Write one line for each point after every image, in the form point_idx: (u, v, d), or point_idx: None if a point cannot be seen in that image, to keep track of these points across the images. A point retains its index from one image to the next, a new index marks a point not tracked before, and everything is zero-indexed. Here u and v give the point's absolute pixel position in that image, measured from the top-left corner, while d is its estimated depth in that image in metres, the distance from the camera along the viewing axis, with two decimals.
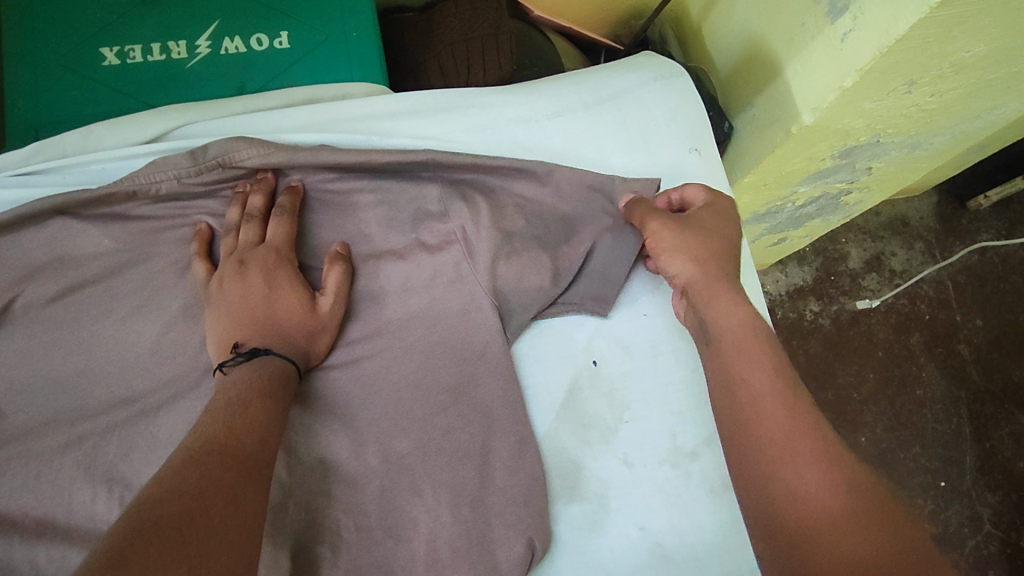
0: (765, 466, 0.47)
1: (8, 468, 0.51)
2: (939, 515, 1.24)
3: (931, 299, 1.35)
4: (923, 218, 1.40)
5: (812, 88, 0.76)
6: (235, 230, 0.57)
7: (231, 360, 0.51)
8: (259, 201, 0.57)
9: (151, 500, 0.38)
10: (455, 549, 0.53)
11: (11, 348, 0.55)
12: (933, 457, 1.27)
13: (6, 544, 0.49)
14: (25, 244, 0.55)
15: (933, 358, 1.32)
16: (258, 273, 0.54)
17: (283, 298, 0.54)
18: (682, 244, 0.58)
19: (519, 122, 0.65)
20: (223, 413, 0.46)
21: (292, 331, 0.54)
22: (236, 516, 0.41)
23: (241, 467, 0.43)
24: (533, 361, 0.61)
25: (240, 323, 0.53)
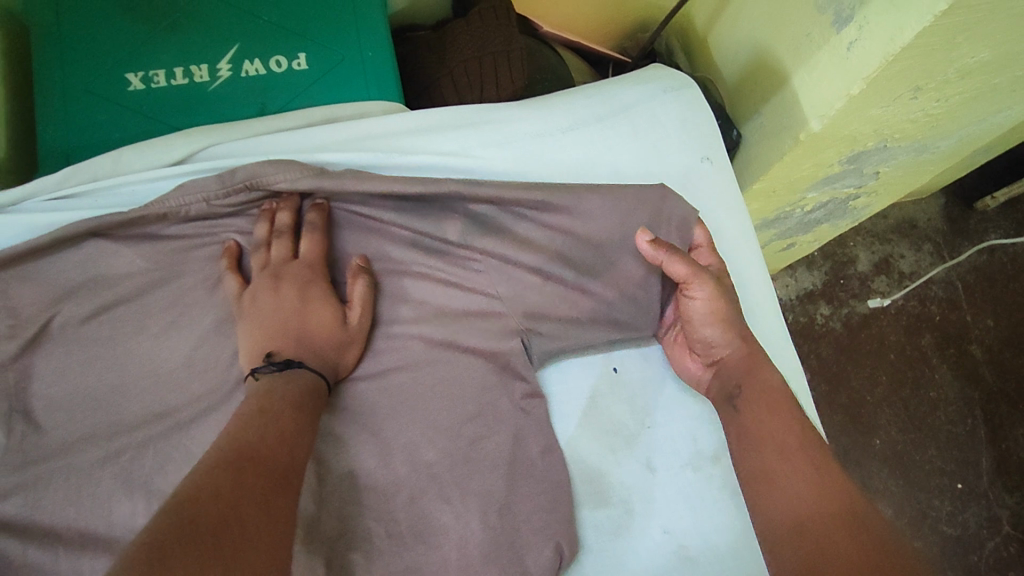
0: (772, 486, 0.51)
1: (48, 482, 0.53)
2: (957, 518, 1.24)
3: (942, 300, 1.35)
4: (931, 220, 1.41)
5: (819, 96, 0.78)
6: (266, 246, 0.58)
7: (263, 367, 0.53)
8: (287, 218, 0.58)
9: (186, 501, 0.40)
10: (485, 554, 0.54)
11: (49, 368, 0.56)
12: (950, 459, 1.27)
13: (51, 555, 0.51)
14: (61, 265, 0.57)
15: (946, 359, 1.32)
16: (292, 288, 0.56)
17: (316, 313, 0.56)
18: (731, 321, 0.59)
19: (534, 136, 0.67)
20: (255, 424, 0.47)
21: (324, 346, 0.56)
22: (267, 523, 0.42)
23: (277, 478, 0.45)
24: (557, 370, 0.63)
25: (274, 337, 0.54)
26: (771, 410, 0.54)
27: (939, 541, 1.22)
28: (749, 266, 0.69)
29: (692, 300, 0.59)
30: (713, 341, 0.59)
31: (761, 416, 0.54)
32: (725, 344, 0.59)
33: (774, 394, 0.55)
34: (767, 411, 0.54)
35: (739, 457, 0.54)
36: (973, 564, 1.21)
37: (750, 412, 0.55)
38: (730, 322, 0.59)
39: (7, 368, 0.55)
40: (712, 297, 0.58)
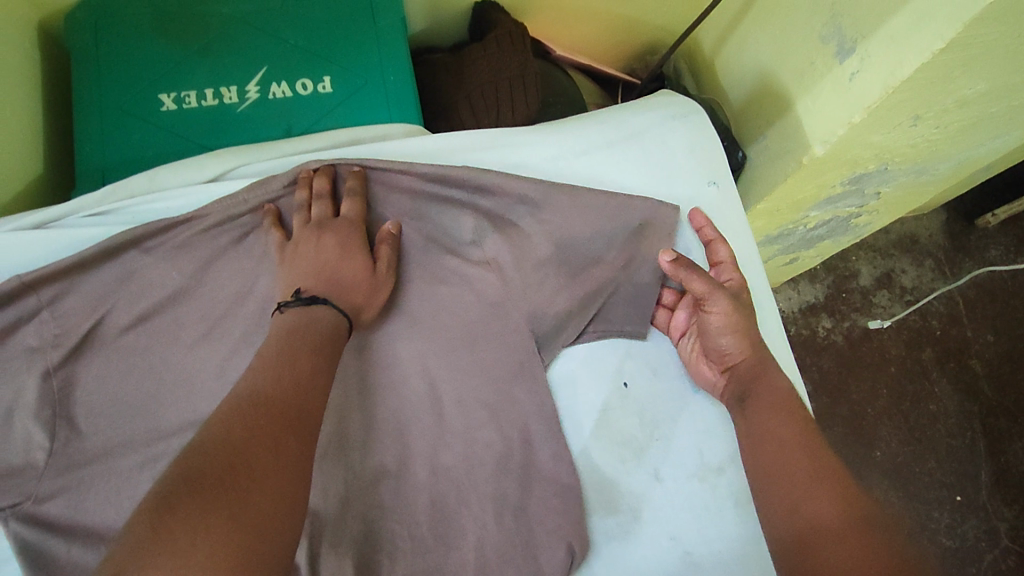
0: (791, 496, 0.52)
1: (91, 484, 0.56)
2: (956, 530, 1.26)
3: (942, 315, 1.38)
4: (932, 236, 1.43)
5: (821, 122, 0.81)
6: (306, 207, 0.61)
7: (289, 302, 0.55)
8: (326, 183, 0.61)
9: (199, 447, 0.42)
10: (500, 553, 0.58)
11: (90, 374, 0.59)
12: (948, 472, 1.30)
13: (97, 552, 0.54)
14: (98, 277, 0.60)
15: (946, 373, 1.35)
16: (333, 238, 0.59)
17: (352, 259, 0.59)
18: (746, 331, 0.62)
19: (550, 160, 0.70)
20: (272, 367, 0.49)
21: (353, 287, 0.58)
22: (277, 464, 0.44)
23: (290, 424, 0.46)
24: (567, 384, 0.66)
25: (303, 280, 0.57)
26: (787, 415, 0.57)
27: (939, 552, 1.25)
28: (753, 285, 0.72)
29: (710, 312, 0.62)
30: (728, 349, 0.62)
31: (771, 426, 0.57)
32: (740, 351, 0.61)
33: (783, 402, 0.58)
34: (774, 419, 0.57)
35: (749, 462, 0.57)
36: None
37: (760, 421, 0.58)
38: (745, 332, 0.62)
39: (51, 376, 0.58)
40: (728, 312, 0.61)
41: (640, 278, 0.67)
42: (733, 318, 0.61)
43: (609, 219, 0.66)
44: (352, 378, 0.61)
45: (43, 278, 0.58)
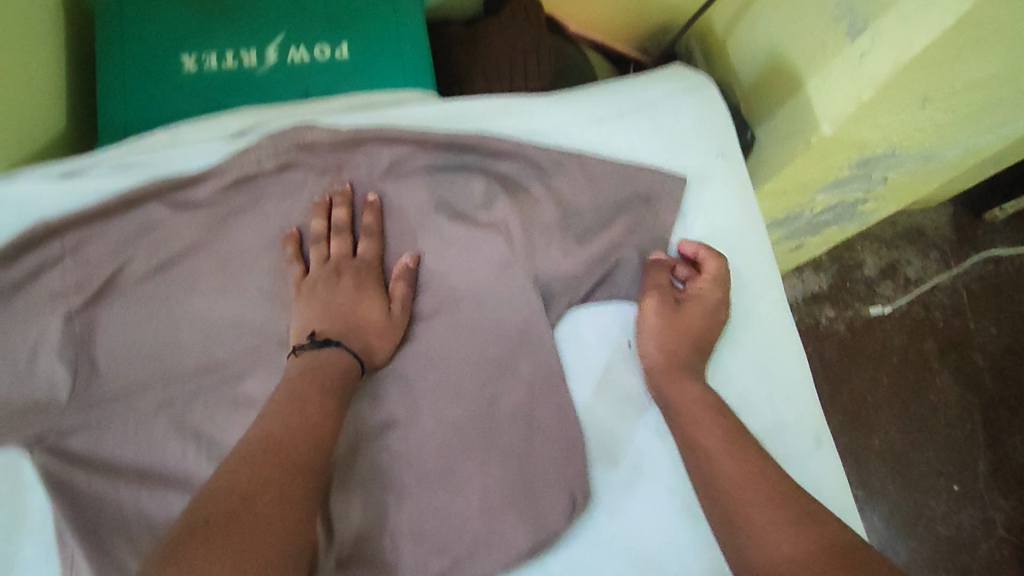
0: (749, 524, 0.54)
1: (110, 423, 0.58)
2: (952, 518, 1.28)
3: (946, 306, 1.40)
4: (939, 228, 1.45)
5: (831, 102, 0.82)
6: (326, 240, 0.64)
7: (304, 345, 0.59)
8: (343, 214, 0.64)
9: (207, 499, 0.46)
10: (504, 500, 0.59)
11: (109, 318, 0.61)
12: (946, 461, 1.31)
13: (113, 487, 0.56)
14: (121, 226, 0.62)
15: (947, 363, 1.36)
16: (349, 283, 0.63)
17: (365, 295, 0.62)
18: (663, 334, 0.66)
19: (561, 127, 0.72)
20: (281, 412, 0.53)
21: (366, 329, 0.61)
22: (279, 509, 0.47)
23: (290, 465, 0.49)
24: (573, 341, 0.67)
25: (320, 321, 0.61)
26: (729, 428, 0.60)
27: (933, 541, 1.26)
28: (760, 252, 0.72)
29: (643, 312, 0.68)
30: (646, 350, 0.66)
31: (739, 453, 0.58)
32: (654, 352, 0.66)
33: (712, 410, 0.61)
34: (742, 448, 0.58)
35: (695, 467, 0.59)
36: (964, 564, 1.25)
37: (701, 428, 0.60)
38: (663, 334, 0.66)
39: (73, 319, 0.60)
40: (653, 309, 0.67)
41: (640, 247, 0.70)
42: (658, 317, 0.67)
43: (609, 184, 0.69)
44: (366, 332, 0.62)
45: (66, 224, 0.60)
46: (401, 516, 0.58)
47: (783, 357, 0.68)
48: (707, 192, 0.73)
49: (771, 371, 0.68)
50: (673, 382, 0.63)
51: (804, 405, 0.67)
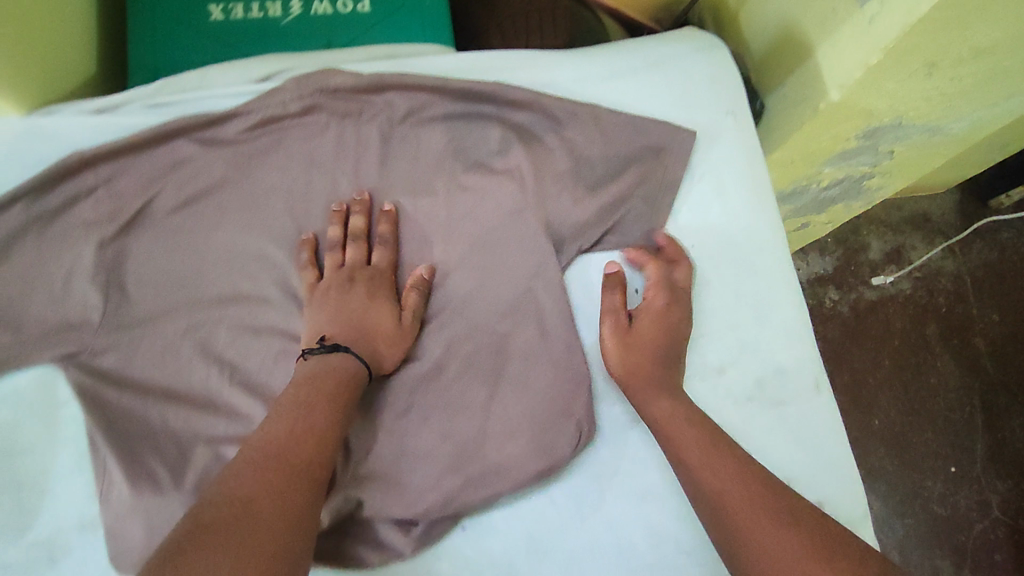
0: (744, 533, 0.53)
1: (140, 344, 0.61)
2: (949, 499, 1.30)
3: (949, 292, 1.41)
4: (945, 215, 1.47)
5: (840, 66, 0.84)
6: (341, 247, 0.65)
7: (313, 349, 0.59)
8: (360, 222, 0.65)
9: (212, 506, 0.46)
10: (512, 429, 0.61)
11: (140, 248, 0.64)
12: (945, 444, 1.33)
13: (143, 403, 0.59)
14: (152, 160, 0.64)
15: (949, 347, 1.38)
16: (362, 290, 0.63)
17: (378, 304, 0.63)
18: (626, 353, 0.64)
19: (574, 81, 0.73)
20: (288, 417, 0.54)
21: (376, 337, 0.61)
22: (281, 513, 0.47)
23: (297, 475, 0.50)
24: (582, 286, 0.69)
25: (331, 327, 0.61)
26: (710, 437, 0.59)
27: (927, 518, 1.28)
28: (766, 205, 0.72)
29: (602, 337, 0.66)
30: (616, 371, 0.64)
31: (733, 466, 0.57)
32: (625, 372, 0.63)
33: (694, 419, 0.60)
34: (737, 459, 0.58)
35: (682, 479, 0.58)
36: (960, 543, 1.27)
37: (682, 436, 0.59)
38: (632, 352, 0.64)
39: (105, 247, 0.63)
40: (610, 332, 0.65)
41: (652, 197, 0.71)
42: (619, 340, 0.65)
43: (622, 137, 0.71)
44: (384, 273, 0.65)
45: (100, 156, 0.63)
46: (417, 436, 0.61)
47: (787, 306, 0.70)
48: (715, 146, 0.73)
49: (772, 320, 0.69)
50: (656, 388, 0.62)
51: (802, 352, 0.69)
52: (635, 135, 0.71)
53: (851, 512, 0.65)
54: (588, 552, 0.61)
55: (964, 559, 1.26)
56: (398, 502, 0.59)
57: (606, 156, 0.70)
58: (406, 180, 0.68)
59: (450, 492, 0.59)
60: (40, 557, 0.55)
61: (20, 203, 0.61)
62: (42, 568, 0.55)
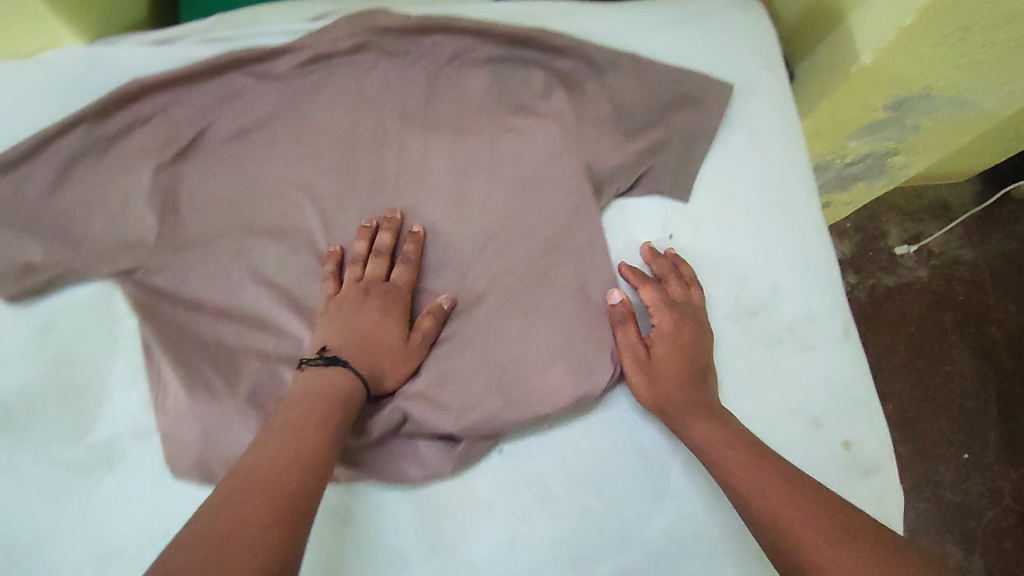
0: (804, 553, 0.49)
1: (193, 264, 0.63)
2: (960, 485, 1.30)
3: (966, 281, 1.42)
4: (965, 205, 1.47)
5: (872, 29, 0.86)
6: (364, 261, 0.64)
7: (312, 359, 0.57)
8: (388, 239, 0.64)
9: (182, 547, 0.41)
10: (549, 360, 0.63)
11: (193, 174, 0.65)
12: (958, 431, 1.33)
13: (198, 318, 0.62)
14: (206, 90, 0.67)
15: (964, 337, 1.39)
16: (375, 303, 0.61)
17: (387, 323, 0.61)
18: (653, 381, 0.62)
19: (615, 30, 0.75)
20: (274, 444, 0.49)
21: (381, 355, 0.60)
22: (265, 543, 0.42)
23: (295, 508, 0.45)
24: (618, 228, 0.70)
25: (335, 337, 0.59)
26: (756, 458, 0.56)
27: (937, 503, 1.29)
28: (800, 157, 0.74)
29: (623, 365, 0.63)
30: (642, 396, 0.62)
31: (774, 486, 0.54)
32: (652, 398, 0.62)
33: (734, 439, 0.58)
34: (775, 477, 0.55)
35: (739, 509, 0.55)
36: (970, 529, 1.28)
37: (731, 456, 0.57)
38: (660, 377, 0.62)
39: (160, 172, 0.65)
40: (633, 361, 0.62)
41: (692, 145, 0.72)
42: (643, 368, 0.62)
43: (663, 85, 0.72)
44: (429, 207, 0.67)
45: (159, 84, 0.65)
46: (459, 360, 0.62)
47: (816, 254, 0.71)
48: (752, 97, 0.75)
49: (804, 267, 0.71)
50: (691, 411, 0.60)
51: (831, 301, 0.70)
52: (675, 83, 0.72)
53: (875, 455, 0.66)
54: (619, 479, 0.62)
55: (973, 544, 1.27)
56: (441, 420, 0.61)
57: (648, 104, 0.71)
58: (449, 120, 0.69)
59: (491, 412, 0.61)
60: (99, 459, 0.59)
61: (83, 126, 0.64)
62: (101, 470, 0.59)
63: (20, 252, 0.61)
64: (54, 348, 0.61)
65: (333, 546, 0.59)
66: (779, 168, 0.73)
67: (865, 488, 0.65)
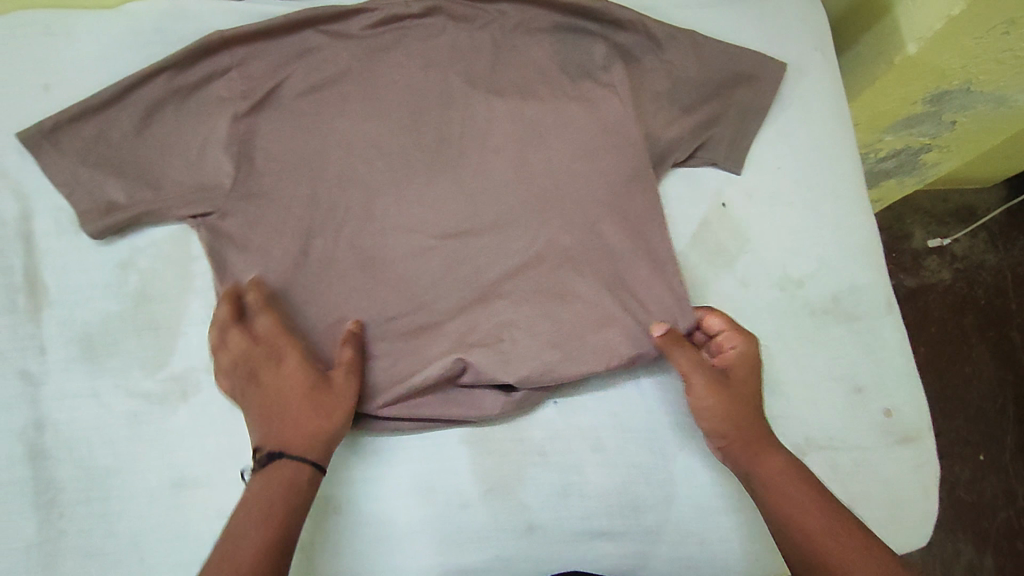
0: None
1: (263, 211, 0.65)
2: (975, 485, 1.24)
3: (989, 286, 1.34)
4: (991, 209, 1.38)
5: (919, 20, 0.86)
6: (234, 334, 0.60)
7: (256, 466, 0.56)
8: (229, 309, 0.61)
9: None
10: (605, 317, 0.65)
11: (268, 125, 0.67)
12: (975, 432, 1.27)
13: (266, 264, 0.64)
14: (281, 46, 0.69)
15: (985, 340, 1.31)
16: (268, 372, 0.59)
17: (291, 373, 0.58)
18: (740, 409, 0.61)
19: (675, 6, 0.78)
20: (243, 527, 0.52)
21: (305, 415, 0.57)
22: None
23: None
24: (673, 196, 0.73)
25: (260, 432, 0.57)
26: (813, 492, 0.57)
27: (952, 503, 1.24)
28: (848, 138, 0.76)
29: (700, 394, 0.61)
30: (727, 427, 0.61)
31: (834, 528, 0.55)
32: (738, 431, 0.61)
33: (795, 473, 0.59)
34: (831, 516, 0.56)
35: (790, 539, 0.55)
36: (983, 529, 1.23)
37: (792, 492, 0.57)
38: (745, 407, 0.61)
39: (238, 121, 0.66)
40: (717, 389, 0.61)
41: (745, 121, 0.74)
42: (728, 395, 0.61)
43: (721, 61, 0.73)
44: (490, 169, 0.69)
45: (237, 39, 0.67)
46: (519, 312, 0.65)
47: (862, 230, 0.73)
48: (803, 78, 0.77)
49: (850, 242, 0.73)
50: (766, 443, 0.61)
51: (874, 276, 0.72)
52: (732, 60, 0.73)
53: (914, 423, 0.68)
54: (667, 434, 0.65)
55: (986, 543, 1.23)
56: (503, 369, 0.63)
57: (705, 79, 0.72)
58: (514, 87, 0.71)
59: (549, 363, 0.63)
60: (174, 391, 0.62)
61: (163, 76, 0.66)
62: (176, 401, 0.62)
63: (102, 193, 0.64)
64: (133, 284, 0.64)
65: (400, 479, 0.62)
66: (830, 148, 0.75)
67: (905, 455, 0.67)
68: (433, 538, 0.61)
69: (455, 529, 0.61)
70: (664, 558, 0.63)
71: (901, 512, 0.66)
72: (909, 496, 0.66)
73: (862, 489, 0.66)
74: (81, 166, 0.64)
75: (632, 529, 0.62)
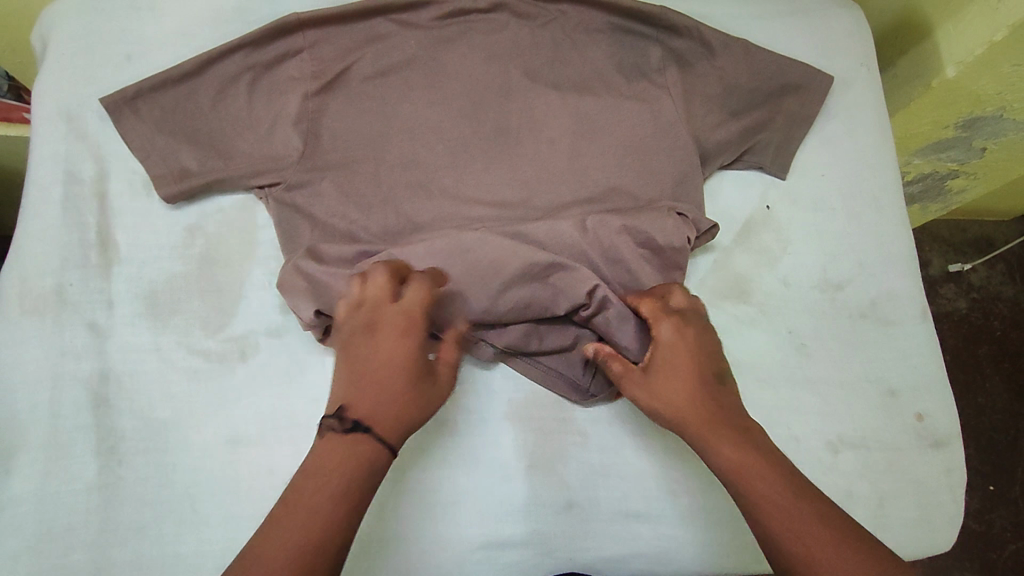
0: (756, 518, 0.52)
1: (324, 186, 0.67)
2: (984, 515, 1.18)
3: (1005, 317, 1.30)
4: (1009, 241, 1.35)
5: (958, 44, 0.87)
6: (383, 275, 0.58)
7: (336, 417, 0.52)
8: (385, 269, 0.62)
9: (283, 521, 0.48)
10: None
11: (334, 105, 0.70)
12: (985, 461, 1.21)
13: (328, 236, 0.66)
14: (352, 30, 0.72)
15: (1000, 370, 1.26)
16: (388, 337, 0.55)
17: (406, 347, 0.55)
18: (668, 400, 0.58)
19: (728, 17, 0.81)
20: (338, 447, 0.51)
21: (403, 393, 0.54)
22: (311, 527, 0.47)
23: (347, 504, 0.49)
24: (719, 197, 0.75)
25: (351, 391, 0.53)
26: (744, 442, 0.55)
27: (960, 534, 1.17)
28: (889, 152, 0.78)
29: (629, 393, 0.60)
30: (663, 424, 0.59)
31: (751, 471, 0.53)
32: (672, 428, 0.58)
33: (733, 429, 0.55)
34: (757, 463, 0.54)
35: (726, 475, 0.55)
36: (992, 561, 1.16)
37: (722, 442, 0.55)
38: (669, 398, 0.58)
39: (308, 99, 0.69)
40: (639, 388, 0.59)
41: (791, 129, 0.76)
42: (654, 387, 0.59)
43: (771, 71, 0.76)
44: (544, 157, 0.71)
45: (311, 22, 0.70)
46: None
47: (900, 239, 0.76)
48: (848, 94, 0.80)
49: (887, 251, 0.75)
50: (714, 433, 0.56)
51: (909, 284, 0.74)
52: (781, 70, 0.76)
53: (945, 430, 0.70)
54: None
55: None
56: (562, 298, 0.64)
57: (753, 86, 0.75)
58: (571, 83, 0.74)
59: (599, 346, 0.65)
60: (233, 352, 0.64)
61: (242, 52, 0.69)
62: (235, 360, 0.64)
63: (177, 159, 0.67)
64: (200, 248, 0.67)
65: (444, 450, 0.64)
66: (871, 160, 0.78)
67: (935, 458, 0.69)
68: (476, 507, 0.63)
69: (499, 502, 0.63)
70: (697, 544, 0.64)
71: (931, 517, 0.67)
72: (937, 500, 0.67)
73: (893, 490, 0.67)
74: (158, 134, 0.67)
75: (666, 512, 0.64)
